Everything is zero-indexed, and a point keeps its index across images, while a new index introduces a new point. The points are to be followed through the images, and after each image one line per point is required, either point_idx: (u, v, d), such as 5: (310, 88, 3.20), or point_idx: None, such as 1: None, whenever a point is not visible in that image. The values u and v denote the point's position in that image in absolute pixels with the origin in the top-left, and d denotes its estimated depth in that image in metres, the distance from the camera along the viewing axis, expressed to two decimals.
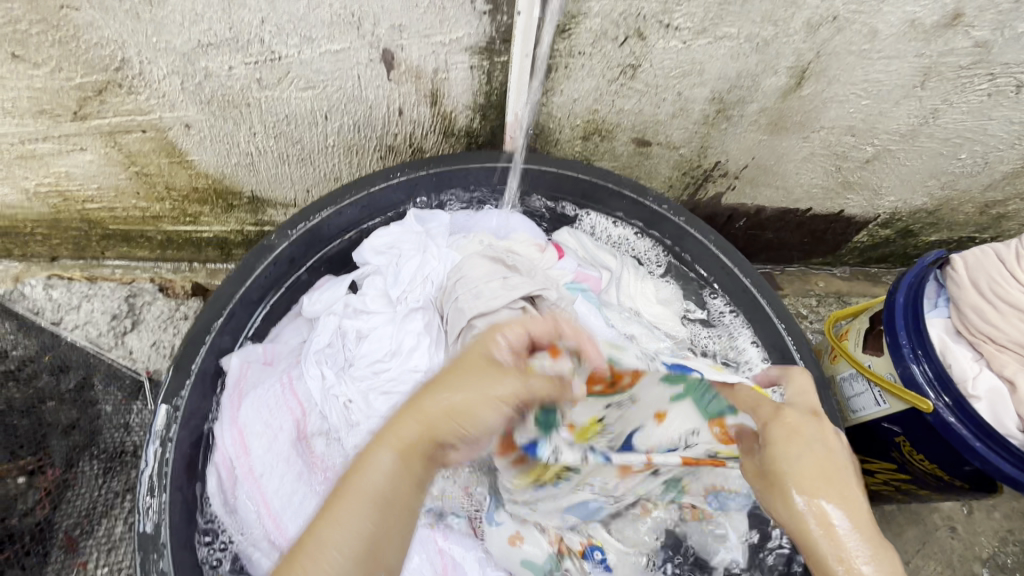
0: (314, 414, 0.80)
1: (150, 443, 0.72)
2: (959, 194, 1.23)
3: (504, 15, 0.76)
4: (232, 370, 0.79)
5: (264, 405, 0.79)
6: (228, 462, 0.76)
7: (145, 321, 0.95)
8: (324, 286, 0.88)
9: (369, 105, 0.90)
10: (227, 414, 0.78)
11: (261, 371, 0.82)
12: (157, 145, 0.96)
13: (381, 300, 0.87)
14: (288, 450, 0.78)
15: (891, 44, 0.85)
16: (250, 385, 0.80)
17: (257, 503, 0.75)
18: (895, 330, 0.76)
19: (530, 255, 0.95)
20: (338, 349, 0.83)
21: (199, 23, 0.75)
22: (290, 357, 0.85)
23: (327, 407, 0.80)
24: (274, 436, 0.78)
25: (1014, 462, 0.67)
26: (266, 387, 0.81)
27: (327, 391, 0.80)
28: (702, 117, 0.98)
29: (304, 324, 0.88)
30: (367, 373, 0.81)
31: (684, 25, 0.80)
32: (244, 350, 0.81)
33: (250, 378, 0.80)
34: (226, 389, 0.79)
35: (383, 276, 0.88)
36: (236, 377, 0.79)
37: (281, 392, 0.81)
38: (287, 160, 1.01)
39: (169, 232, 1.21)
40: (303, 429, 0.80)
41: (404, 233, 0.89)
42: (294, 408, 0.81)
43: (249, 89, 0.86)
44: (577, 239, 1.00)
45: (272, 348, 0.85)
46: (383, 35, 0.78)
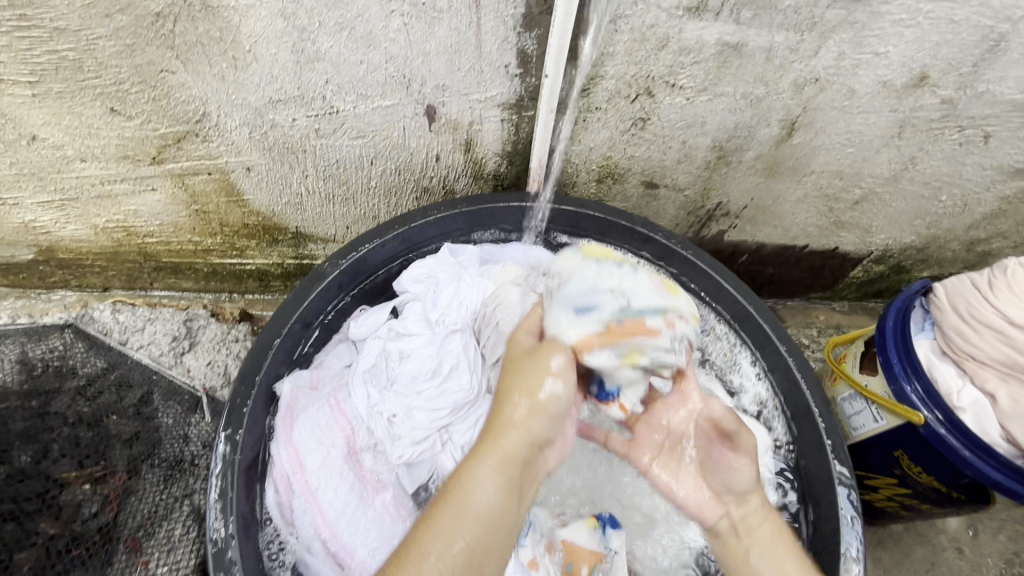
0: (361, 430, 0.86)
1: (219, 451, 0.77)
2: (944, 232, 1.34)
3: (533, 77, 0.89)
4: (285, 396, 0.85)
5: (316, 425, 0.85)
6: (286, 477, 0.81)
7: (200, 342, 1.09)
8: (366, 314, 0.96)
9: (411, 152, 1.02)
10: (282, 434, 0.83)
11: (309, 396, 0.87)
12: (220, 186, 1.08)
13: (419, 323, 0.94)
14: (341, 465, 0.83)
15: (868, 101, 0.97)
16: (300, 407, 0.86)
17: (313, 514, 0.80)
18: (887, 350, 0.83)
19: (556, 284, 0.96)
20: (382, 369, 0.90)
21: (272, 83, 0.88)
22: (334, 380, 0.91)
23: (373, 423, 0.86)
24: (327, 453, 0.84)
25: (1002, 469, 0.74)
26: (315, 408, 0.86)
27: (373, 409, 0.87)
28: (704, 163, 1.10)
29: (344, 349, 0.94)
30: (410, 390, 0.88)
31: (687, 85, 0.92)
32: (293, 375, 0.87)
33: (300, 401, 0.86)
34: (279, 413, 0.85)
35: (422, 302, 0.96)
36: (287, 401, 0.85)
37: (330, 412, 0.86)
38: (332, 199, 1.13)
39: (216, 265, 1.32)
40: (352, 446, 0.85)
41: (438, 265, 0.98)
42: (344, 426, 0.86)
43: (308, 138, 0.99)
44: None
45: (317, 372, 0.90)
46: (428, 93, 0.91)
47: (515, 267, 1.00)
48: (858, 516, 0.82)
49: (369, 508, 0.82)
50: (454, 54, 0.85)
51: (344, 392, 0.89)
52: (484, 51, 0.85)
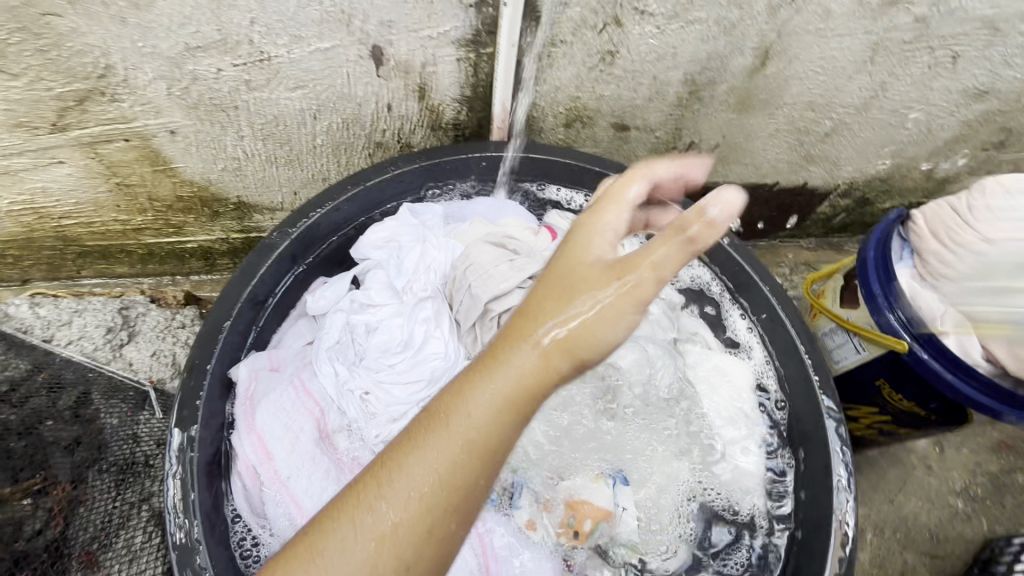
0: (332, 410, 0.80)
1: (173, 445, 0.70)
2: (908, 161, 1.34)
3: (490, 7, 0.79)
4: (242, 380, 0.77)
5: (280, 410, 0.78)
6: (252, 470, 0.74)
7: (141, 332, 1.00)
8: (325, 285, 0.87)
9: (358, 103, 0.92)
10: (243, 423, 0.76)
11: (269, 378, 0.80)
12: (141, 154, 0.95)
13: (385, 292, 0.87)
14: (313, 450, 0.77)
15: (843, 22, 0.92)
16: (262, 392, 0.78)
17: (288, 507, 0.73)
18: (869, 281, 0.83)
19: (524, 238, 0.92)
20: (348, 343, 0.84)
21: (186, 26, 0.75)
22: (297, 360, 0.84)
23: (344, 402, 0.79)
24: (296, 438, 0.77)
25: (981, 389, 0.75)
26: (278, 391, 0.79)
27: (342, 386, 0.80)
28: (676, 100, 1.04)
29: (305, 326, 0.87)
30: (381, 364, 0.82)
31: (658, 11, 0.85)
32: (249, 358, 0.78)
33: (259, 387, 0.78)
34: (237, 400, 0.77)
35: (385, 270, 0.88)
36: (245, 386, 0.77)
37: (295, 395, 0.80)
38: (275, 162, 1.02)
39: (151, 245, 1.19)
40: (324, 428, 0.79)
41: (400, 227, 0.90)
42: (312, 407, 0.80)
43: (238, 92, 0.86)
44: (568, 220, 1.00)
45: (277, 353, 0.83)
46: (373, 31, 0.80)
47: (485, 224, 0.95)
48: (848, 451, 0.80)
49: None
50: None
51: (309, 371, 0.82)
52: None
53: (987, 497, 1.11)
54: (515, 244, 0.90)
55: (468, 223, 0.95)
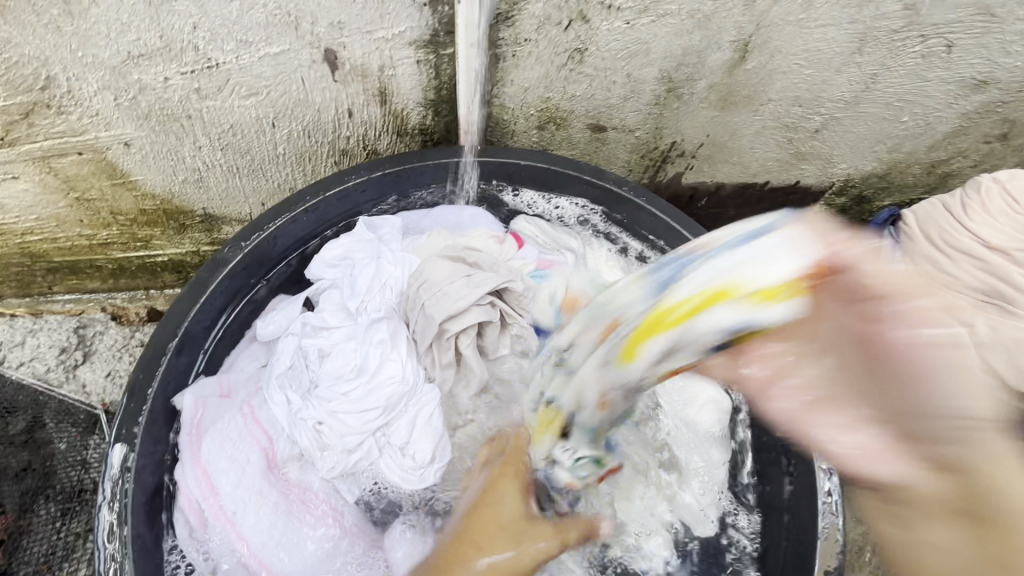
0: (281, 440, 0.76)
1: (112, 469, 0.69)
2: (905, 156, 1.28)
3: (445, 5, 0.75)
4: (187, 410, 0.74)
5: (227, 440, 0.75)
6: (196, 505, 0.71)
7: (97, 351, 0.95)
8: (279, 306, 0.85)
9: (317, 109, 0.88)
10: (188, 455, 0.73)
11: (219, 406, 0.77)
12: (97, 167, 0.92)
13: (340, 313, 0.84)
14: (260, 483, 0.73)
15: (826, 12, 0.87)
16: (209, 421, 0.75)
17: (235, 544, 0.71)
18: None
19: (489, 248, 0.93)
20: (301, 369, 0.80)
21: (125, 33, 0.72)
22: (248, 386, 0.80)
23: (296, 432, 0.76)
24: (242, 471, 0.73)
25: None
26: (225, 420, 0.76)
27: (294, 414, 0.76)
28: (653, 98, 0.99)
29: (258, 350, 0.84)
30: (335, 392, 0.77)
31: (625, 5, 0.80)
32: (198, 385, 0.76)
33: (206, 415, 0.75)
34: (181, 431, 0.74)
35: (340, 290, 0.85)
36: (192, 415, 0.74)
37: (243, 424, 0.76)
38: (237, 172, 0.98)
39: (120, 259, 1.16)
40: (273, 459, 0.75)
41: (355, 244, 0.87)
42: (260, 437, 0.76)
43: (189, 101, 0.83)
44: (536, 225, 0.96)
45: (227, 378, 0.80)
46: (323, 34, 0.76)
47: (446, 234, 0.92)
48: (834, 467, 0.78)
49: (300, 527, 0.73)
50: None
51: (260, 398, 0.79)
52: None
53: None
54: (476, 257, 0.87)
55: (428, 236, 0.91)
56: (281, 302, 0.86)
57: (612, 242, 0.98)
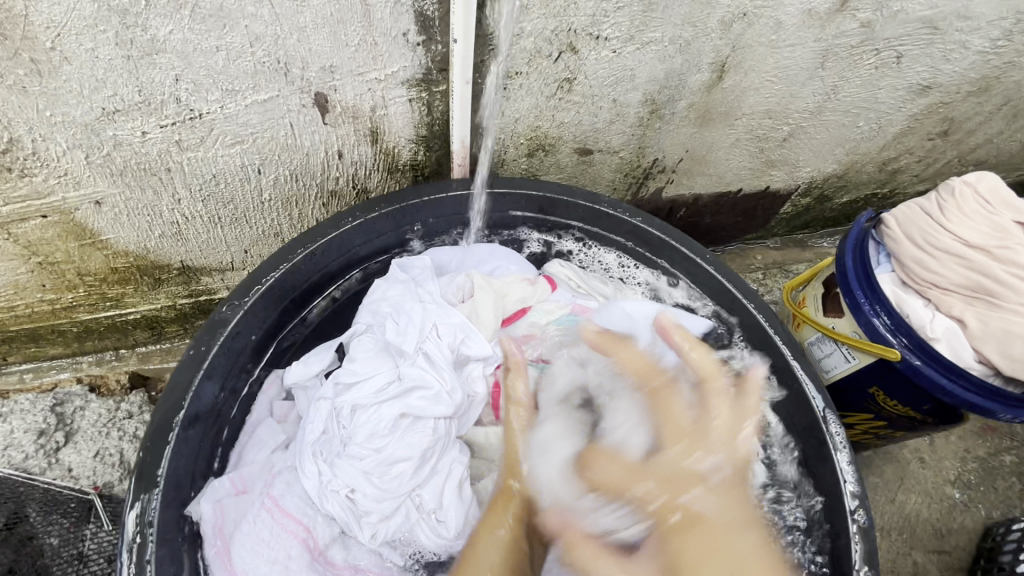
0: (320, 525, 0.74)
1: (128, 526, 0.66)
2: (861, 157, 1.36)
3: (439, 44, 0.74)
4: (206, 517, 0.72)
5: (259, 541, 0.71)
6: None
7: (80, 430, 0.93)
8: (313, 356, 0.84)
9: (306, 153, 0.85)
10: (221, 570, 0.71)
11: (237, 505, 0.75)
12: (63, 229, 0.85)
13: (375, 359, 0.81)
14: None
15: (794, 32, 0.92)
16: (232, 524, 0.73)
17: None
18: (852, 290, 0.81)
19: (524, 291, 0.95)
20: (331, 432, 0.77)
21: (101, 89, 0.67)
22: (263, 475, 0.78)
23: (328, 506, 0.73)
24: (286, 568, 0.71)
25: (977, 391, 0.73)
26: (249, 519, 0.73)
27: (326, 484, 0.73)
28: (637, 120, 1.01)
29: (265, 433, 0.81)
30: (367, 450, 0.75)
31: (612, 35, 0.82)
32: (209, 490, 0.73)
33: (227, 518, 0.73)
34: (208, 544, 0.72)
35: (371, 335, 0.84)
36: (211, 525, 0.72)
37: (270, 517, 0.73)
38: (219, 222, 0.93)
39: (87, 322, 1.07)
40: (315, 546, 0.73)
41: (391, 287, 0.87)
42: (297, 529, 0.73)
43: (169, 153, 0.78)
44: (569, 270, 0.99)
45: (240, 475, 0.77)
46: (314, 78, 0.74)
47: (478, 277, 0.94)
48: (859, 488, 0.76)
49: None
50: (338, 25, 0.69)
51: (280, 484, 0.76)
52: (375, 18, 0.69)
53: (980, 482, 1.11)
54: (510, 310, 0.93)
55: (467, 275, 0.94)
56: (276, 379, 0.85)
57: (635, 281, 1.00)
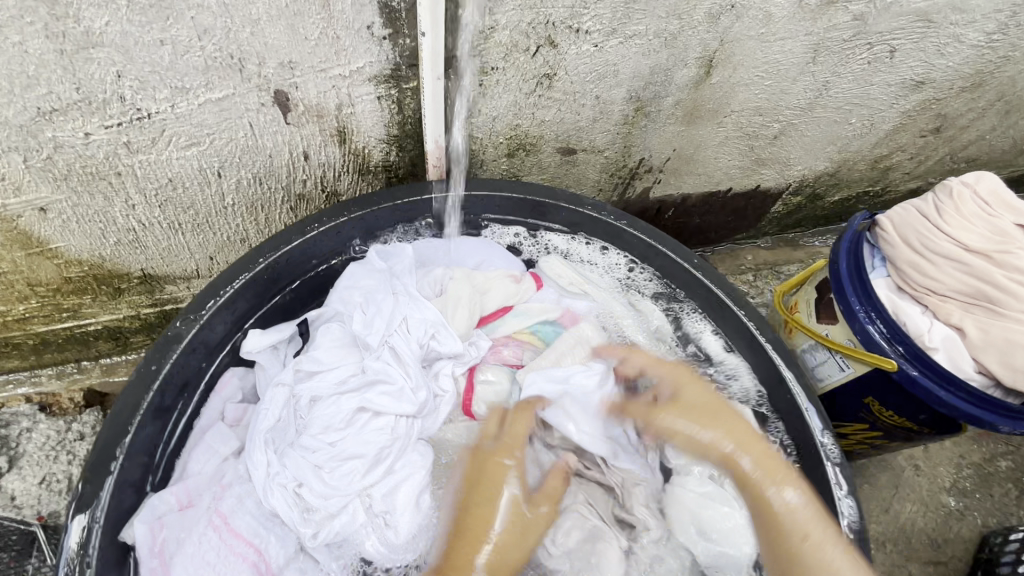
0: (270, 545, 0.67)
1: (69, 545, 0.61)
2: (853, 154, 1.32)
3: (407, 38, 0.69)
4: (142, 541, 0.64)
5: (202, 563, 0.64)
6: None
7: (25, 454, 0.88)
8: (271, 333, 0.79)
9: (268, 154, 0.80)
10: None
11: (181, 521, 0.67)
12: (7, 237, 0.79)
13: (339, 349, 0.78)
14: None
15: (785, 25, 0.88)
16: (174, 543, 0.65)
17: None
18: (847, 297, 0.78)
19: (506, 288, 0.89)
20: (287, 424, 0.73)
21: (34, 87, 0.62)
22: (211, 488, 0.70)
23: (271, 499, 0.68)
24: None
25: (971, 401, 0.70)
26: (194, 538, 0.65)
27: (274, 481, 0.69)
28: (622, 118, 0.97)
29: (216, 437, 0.74)
30: (322, 443, 0.71)
31: (593, 28, 0.78)
32: (148, 508, 0.66)
33: (168, 537, 0.65)
34: (144, 565, 0.64)
35: (341, 323, 0.80)
36: (150, 544, 0.64)
37: (218, 539, 0.65)
38: (179, 229, 0.88)
39: (43, 333, 1.01)
40: (266, 570, 0.66)
41: (364, 275, 0.82)
42: (246, 552, 0.65)
43: (117, 156, 0.73)
44: (566, 268, 0.93)
45: (185, 487, 0.70)
46: (272, 74, 0.69)
47: (461, 273, 0.89)
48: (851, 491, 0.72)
49: None
50: (295, 17, 0.63)
51: (230, 501, 0.69)
52: (335, 10, 0.64)
53: (976, 489, 1.09)
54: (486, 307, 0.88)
55: (448, 270, 0.89)
56: (232, 378, 0.79)
57: (620, 279, 0.94)
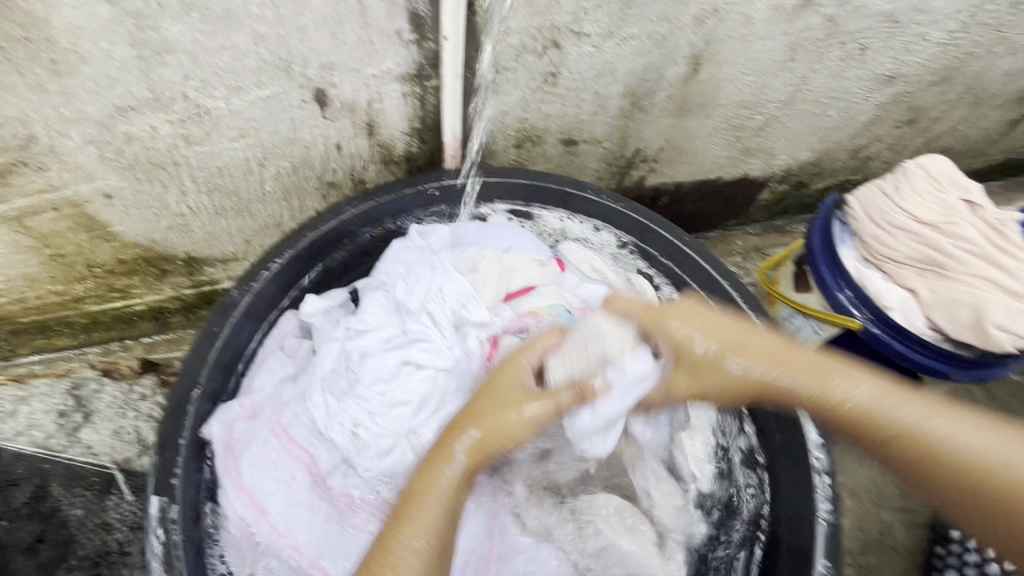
0: (321, 453, 0.81)
1: (153, 511, 0.69)
2: (834, 145, 1.43)
3: (431, 42, 0.79)
4: (218, 436, 0.76)
5: (266, 461, 0.79)
6: (246, 526, 0.75)
7: (98, 411, 1.00)
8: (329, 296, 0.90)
9: (306, 146, 0.90)
10: (230, 481, 0.76)
11: (248, 428, 0.79)
12: (75, 221, 0.89)
13: (384, 313, 0.88)
14: (308, 496, 0.78)
15: (763, 27, 0.98)
16: (243, 442, 0.78)
17: (292, 556, 0.75)
18: (819, 269, 0.88)
19: (534, 271, 0.99)
20: (341, 373, 0.82)
21: (114, 87, 0.72)
22: (272, 403, 0.83)
23: (331, 432, 0.79)
24: (289, 488, 0.78)
25: (928, 353, 0.81)
26: (259, 441, 0.79)
27: (330, 417, 0.80)
28: (618, 111, 1.07)
29: (276, 362, 0.85)
30: (372, 392, 0.81)
31: (593, 31, 0.88)
32: (221, 411, 0.77)
33: (239, 437, 0.78)
34: (217, 455, 0.76)
35: (386, 291, 0.90)
36: (224, 441, 0.76)
37: (278, 443, 0.80)
38: (223, 214, 0.98)
39: (95, 313, 1.11)
40: (317, 472, 0.80)
41: (405, 250, 0.94)
42: (301, 455, 0.80)
43: (177, 148, 0.83)
44: (584, 253, 1.05)
45: (251, 400, 0.81)
46: (313, 75, 0.79)
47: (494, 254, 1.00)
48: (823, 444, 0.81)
49: (346, 530, 0.78)
50: (337, 25, 0.73)
51: (289, 415, 0.82)
52: (371, 18, 0.74)
53: None
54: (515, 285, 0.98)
55: (480, 250, 1.01)
56: (291, 317, 0.88)
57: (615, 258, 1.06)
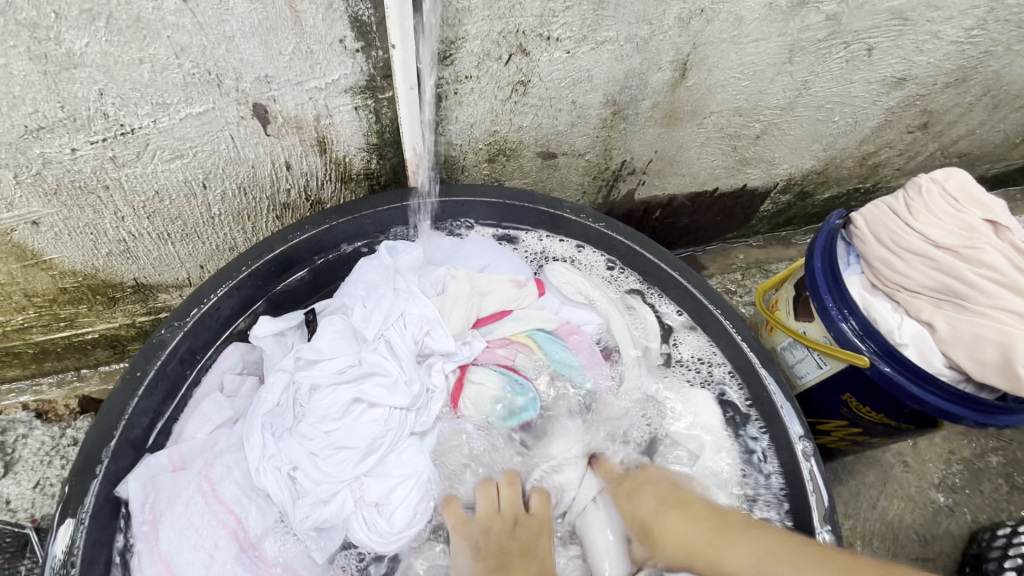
0: (251, 515, 0.69)
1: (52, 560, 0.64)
2: (840, 152, 1.32)
3: (378, 50, 0.71)
4: (134, 496, 0.69)
5: (187, 524, 0.68)
6: None
7: (21, 459, 0.96)
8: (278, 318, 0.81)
9: (251, 165, 0.82)
10: (146, 546, 0.68)
11: (173, 480, 0.72)
12: (2, 250, 0.82)
13: (340, 340, 0.78)
14: (233, 567, 0.67)
15: (757, 27, 0.89)
16: (165, 501, 0.70)
17: None
18: (821, 294, 0.78)
19: (508, 293, 0.88)
20: (286, 408, 0.74)
21: (20, 106, 0.65)
22: (204, 453, 0.74)
23: (265, 480, 0.70)
24: (211, 556, 0.67)
25: (948, 397, 0.70)
26: (183, 499, 0.70)
27: (267, 460, 0.70)
28: (600, 122, 0.98)
29: (210, 406, 0.78)
30: (317, 431, 0.71)
31: (564, 35, 0.79)
32: (144, 465, 0.71)
33: (159, 495, 0.70)
34: (134, 515, 0.69)
35: (345, 317, 0.80)
36: (140, 502, 0.69)
37: (204, 502, 0.69)
38: (169, 239, 0.91)
39: (42, 343, 1.04)
40: (245, 538, 0.68)
41: (370, 271, 0.83)
42: (227, 518, 0.69)
43: (104, 170, 0.75)
44: (572, 277, 0.92)
45: (179, 449, 0.74)
46: (250, 89, 0.71)
47: (464, 272, 0.88)
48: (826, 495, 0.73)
49: None
50: (268, 34, 0.65)
51: (220, 468, 0.72)
52: (306, 25, 0.66)
53: (966, 485, 1.08)
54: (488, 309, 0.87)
55: (451, 269, 0.88)
56: (233, 352, 0.81)
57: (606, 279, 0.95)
